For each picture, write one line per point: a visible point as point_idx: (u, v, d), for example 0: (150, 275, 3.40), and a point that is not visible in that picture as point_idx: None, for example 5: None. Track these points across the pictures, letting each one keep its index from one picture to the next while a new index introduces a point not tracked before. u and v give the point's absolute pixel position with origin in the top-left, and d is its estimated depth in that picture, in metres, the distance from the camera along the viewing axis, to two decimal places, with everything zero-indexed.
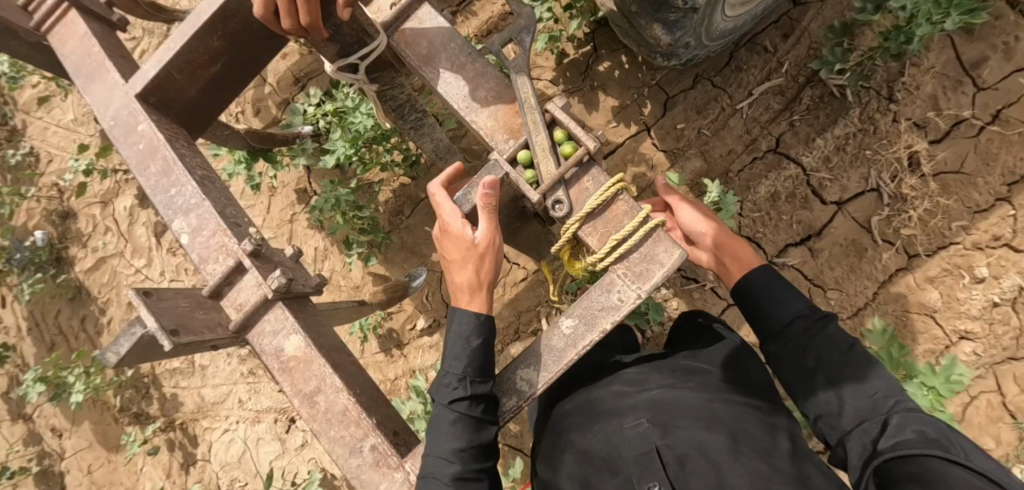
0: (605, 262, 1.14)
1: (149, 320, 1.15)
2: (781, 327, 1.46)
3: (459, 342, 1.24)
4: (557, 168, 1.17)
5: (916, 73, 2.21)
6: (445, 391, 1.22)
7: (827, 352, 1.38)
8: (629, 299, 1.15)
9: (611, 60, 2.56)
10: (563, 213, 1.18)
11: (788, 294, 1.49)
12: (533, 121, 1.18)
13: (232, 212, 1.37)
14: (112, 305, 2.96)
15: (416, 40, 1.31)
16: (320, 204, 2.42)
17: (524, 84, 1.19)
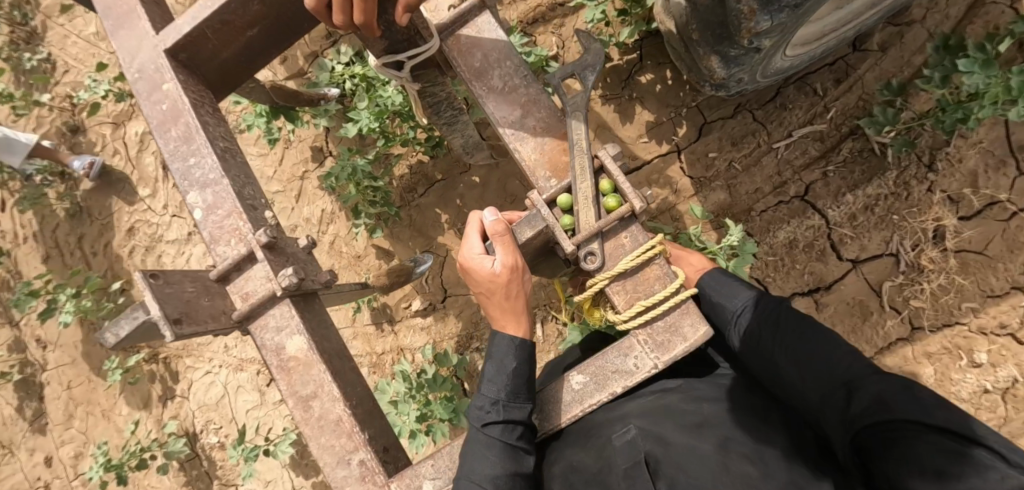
0: (629, 325, 1.22)
1: (154, 306, 1.13)
2: (737, 317, 1.44)
3: (495, 368, 1.28)
4: (596, 219, 1.23)
5: (962, 145, 2.15)
6: (479, 415, 1.25)
7: (783, 331, 1.31)
8: (645, 366, 1.21)
9: (655, 73, 2.49)
10: (594, 265, 1.24)
11: (740, 288, 1.49)
12: (581, 167, 1.24)
13: (251, 193, 1.33)
14: (112, 229, 2.97)
15: (472, 50, 1.35)
16: (336, 172, 2.38)
17: (578, 125, 1.25)
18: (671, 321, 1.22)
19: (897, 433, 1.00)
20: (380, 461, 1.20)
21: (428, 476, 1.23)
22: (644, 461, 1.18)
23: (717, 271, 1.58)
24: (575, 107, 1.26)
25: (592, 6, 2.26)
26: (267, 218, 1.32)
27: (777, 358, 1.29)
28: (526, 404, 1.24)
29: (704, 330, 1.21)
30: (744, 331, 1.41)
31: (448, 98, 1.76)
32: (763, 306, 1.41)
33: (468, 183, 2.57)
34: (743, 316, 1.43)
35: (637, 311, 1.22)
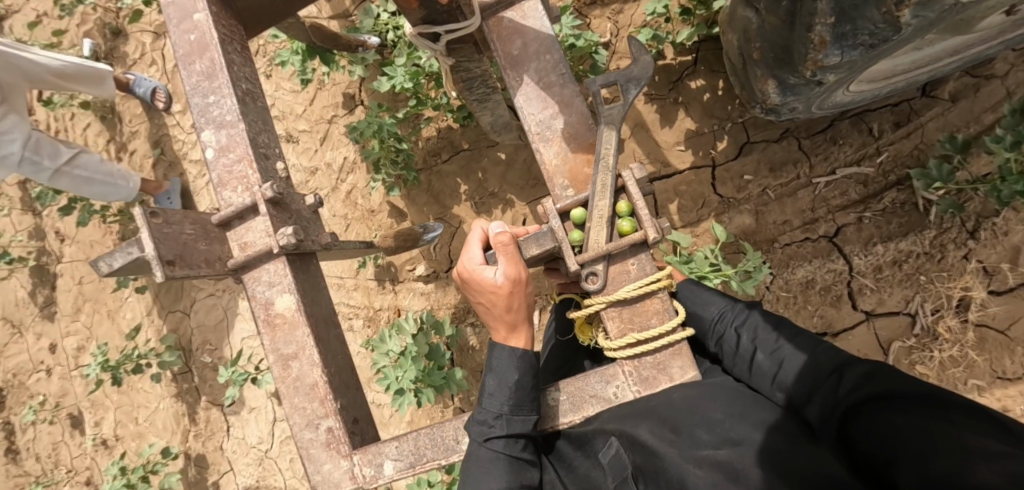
0: (620, 354, 1.23)
1: (148, 246, 1.14)
2: (716, 323, 1.43)
3: (496, 381, 1.22)
4: (606, 241, 1.18)
5: (1012, 218, 2.02)
6: (479, 430, 1.19)
7: (762, 332, 1.32)
8: (624, 397, 1.24)
9: (707, 80, 2.37)
10: (594, 286, 1.20)
11: (711, 298, 1.49)
12: (602, 185, 1.18)
13: (265, 141, 1.30)
14: (138, 138, 3.07)
15: (512, 36, 1.31)
16: (361, 125, 2.34)
17: (609, 138, 1.19)
18: (660, 359, 1.23)
19: (884, 405, 0.96)
20: (348, 432, 1.21)
21: (391, 456, 1.21)
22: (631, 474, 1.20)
23: (691, 281, 1.57)
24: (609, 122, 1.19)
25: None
26: (277, 170, 1.30)
27: (761, 354, 1.28)
28: (529, 417, 1.20)
29: (691, 374, 1.23)
30: (725, 335, 1.39)
31: (483, 75, 1.71)
32: (743, 311, 1.41)
33: (494, 159, 2.52)
34: (724, 320, 1.42)
35: (629, 343, 1.21)
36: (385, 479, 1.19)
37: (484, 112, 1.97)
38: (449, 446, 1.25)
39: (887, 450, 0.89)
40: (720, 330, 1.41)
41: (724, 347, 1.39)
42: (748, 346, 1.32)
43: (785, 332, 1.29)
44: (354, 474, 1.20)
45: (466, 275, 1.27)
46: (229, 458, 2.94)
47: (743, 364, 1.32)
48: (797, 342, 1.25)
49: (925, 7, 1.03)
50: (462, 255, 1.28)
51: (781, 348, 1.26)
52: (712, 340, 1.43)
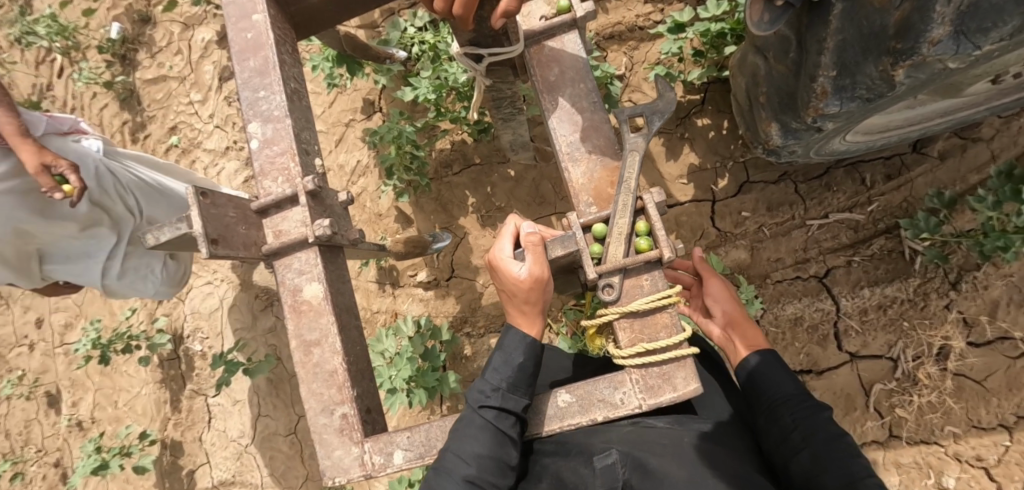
0: (626, 363, 1.17)
1: (196, 224, 1.14)
2: (775, 402, 1.37)
3: (502, 356, 1.22)
4: (623, 256, 1.19)
5: (991, 273, 2.14)
6: (476, 396, 1.20)
7: (816, 433, 1.27)
8: (629, 404, 1.16)
9: (712, 119, 2.48)
10: (610, 297, 1.20)
11: (782, 377, 1.41)
12: (624, 204, 1.20)
13: (307, 137, 1.29)
14: (154, 123, 3.14)
15: (549, 64, 1.38)
16: (381, 130, 2.42)
17: (632, 162, 1.22)
18: (665, 370, 1.16)
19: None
20: (362, 419, 1.16)
21: (401, 445, 1.16)
22: (620, 487, 1.25)
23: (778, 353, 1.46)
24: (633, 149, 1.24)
25: (671, 38, 2.19)
26: (317, 166, 1.28)
27: (807, 455, 1.24)
28: (525, 393, 1.19)
29: (695, 385, 1.14)
30: (776, 418, 1.35)
31: (511, 97, 1.79)
32: (811, 404, 1.33)
33: (503, 176, 2.61)
34: (781, 402, 1.36)
35: (638, 351, 1.16)
36: (394, 468, 1.14)
37: (505, 130, 2.06)
38: None
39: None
40: (773, 410, 1.37)
41: (769, 429, 1.36)
42: (796, 439, 1.28)
43: (841, 444, 1.24)
44: (363, 461, 1.14)
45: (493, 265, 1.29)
46: (207, 450, 2.93)
47: (785, 453, 1.30)
48: (846, 461, 1.20)
49: (917, 69, 1.19)
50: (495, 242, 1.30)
51: (830, 457, 1.22)
52: (762, 415, 1.39)
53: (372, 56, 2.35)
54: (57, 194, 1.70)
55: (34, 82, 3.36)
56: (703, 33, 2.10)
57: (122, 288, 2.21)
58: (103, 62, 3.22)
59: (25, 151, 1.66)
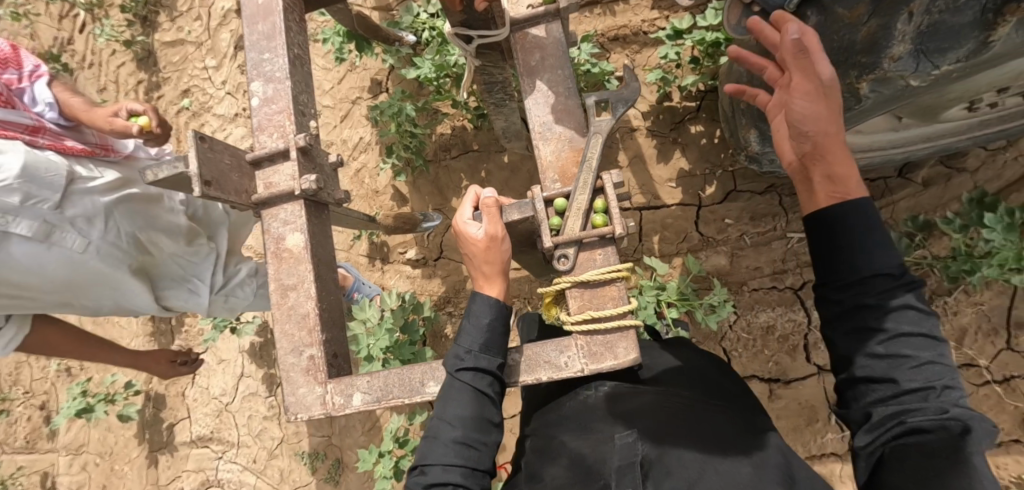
0: (572, 329, 1.20)
1: (192, 163, 1.17)
2: (851, 278, 1.09)
3: (470, 321, 1.22)
4: (580, 229, 1.21)
5: (962, 299, 2.25)
6: (451, 360, 1.21)
7: (897, 321, 1.06)
8: (573, 367, 1.20)
9: (706, 127, 2.51)
10: (564, 267, 1.22)
11: (879, 241, 1.08)
12: (584, 182, 1.21)
13: (305, 100, 1.34)
14: (168, 85, 3.24)
15: (531, 49, 1.36)
16: (382, 107, 2.50)
17: (596, 145, 1.24)
18: (609, 339, 1.19)
19: (944, 461, 0.95)
20: (328, 362, 1.23)
21: (361, 389, 1.22)
22: (639, 463, 1.13)
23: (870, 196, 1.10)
24: (597, 132, 1.24)
25: (669, 44, 2.26)
26: (311, 128, 1.33)
27: (880, 346, 1.07)
28: (496, 352, 1.20)
29: (635, 356, 1.17)
30: (853, 300, 1.09)
31: (503, 82, 1.86)
32: (904, 286, 1.07)
33: (500, 163, 2.67)
34: (865, 279, 1.07)
35: (585, 318, 1.18)
36: (352, 409, 1.20)
37: (499, 117, 2.13)
38: (415, 387, 1.23)
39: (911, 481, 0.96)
40: (851, 288, 1.09)
41: (841, 303, 1.10)
42: (873, 326, 1.07)
43: (919, 334, 1.06)
44: (325, 401, 1.22)
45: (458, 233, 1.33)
46: (189, 406, 3.02)
47: (849, 338, 1.11)
48: (922, 354, 1.04)
49: (881, 84, 1.26)
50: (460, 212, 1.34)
51: (904, 354, 1.05)
52: (831, 287, 1.12)
53: (381, 36, 2.43)
54: (135, 127, 1.64)
55: (55, 36, 3.45)
56: (699, 41, 2.17)
57: (222, 303, 2.13)
58: (123, 22, 3.31)
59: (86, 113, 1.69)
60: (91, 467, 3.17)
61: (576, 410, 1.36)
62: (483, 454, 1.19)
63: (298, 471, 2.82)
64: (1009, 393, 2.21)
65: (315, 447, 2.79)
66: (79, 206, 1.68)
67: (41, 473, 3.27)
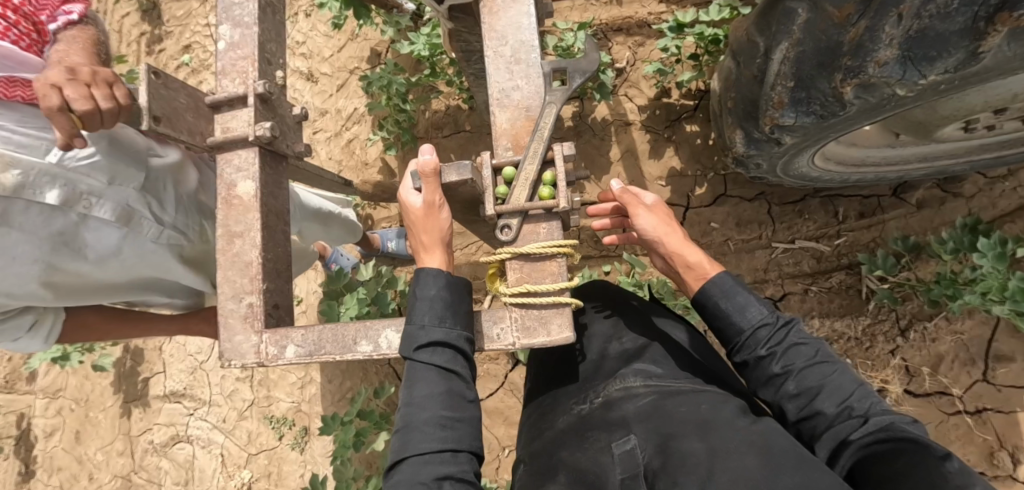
0: (507, 300, 1.16)
1: (142, 97, 1.12)
2: (740, 339, 1.38)
3: (414, 298, 1.17)
4: (525, 200, 1.16)
5: (942, 326, 2.21)
6: (404, 345, 1.16)
7: (794, 359, 1.31)
8: (503, 340, 1.18)
9: (701, 127, 2.47)
10: (506, 238, 1.17)
11: (746, 302, 1.40)
12: (534, 151, 1.17)
13: (272, 50, 1.33)
14: (170, 39, 3.22)
15: (499, 11, 1.26)
16: (373, 77, 2.47)
17: (548, 114, 1.18)
18: (544, 314, 1.15)
19: (904, 455, 1.06)
20: (267, 311, 1.22)
21: (295, 341, 1.20)
22: (642, 473, 1.15)
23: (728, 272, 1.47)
24: (551, 101, 1.18)
25: (669, 37, 2.19)
26: (276, 77, 1.33)
27: (792, 386, 1.29)
28: (449, 323, 1.16)
29: (567, 333, 1.14)
30: (755, 356, 1.35)
31: (481, 52, 1.82)
32: (783, 329, 1.36)
33: (490, 146, 2.65)
34: (753, 335, 1.36)
35: (519, 291, 1.15)
36: (285, 361, 1.19)
37: (479, 88, 2.12)
38: (346, 344, 1.20)
39: (886, 477, 1.05)
40: (750, 346, 1.36)
41: (750, 363, 1.37)
42: (780, 372, 1.31)
43: (816, 366, 1.30)
44: (259, 350, 1.20)
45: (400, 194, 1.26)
46: (165, 361, 3.05)
47: (771, 389, 1.33)
48: (826, 380, 1.27)
49: (867, 89, 1.21)
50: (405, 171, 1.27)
51: (812, 386, 1.27)
52: (738, 352, 1.39)
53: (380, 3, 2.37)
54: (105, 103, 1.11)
55: None
56: (698, 36, 2.13)
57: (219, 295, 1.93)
58: None
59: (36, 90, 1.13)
60: (66, 413, 3.20)
61: (571, 423, 1.40)
62: (461, 433, 1.15)
63: (265, 434, 2.83)
64: (978, 425, 2.19)
65: (284, 413, 2.80)
66: (167, 190, 1.46)
67: (17, 414, 3.29)
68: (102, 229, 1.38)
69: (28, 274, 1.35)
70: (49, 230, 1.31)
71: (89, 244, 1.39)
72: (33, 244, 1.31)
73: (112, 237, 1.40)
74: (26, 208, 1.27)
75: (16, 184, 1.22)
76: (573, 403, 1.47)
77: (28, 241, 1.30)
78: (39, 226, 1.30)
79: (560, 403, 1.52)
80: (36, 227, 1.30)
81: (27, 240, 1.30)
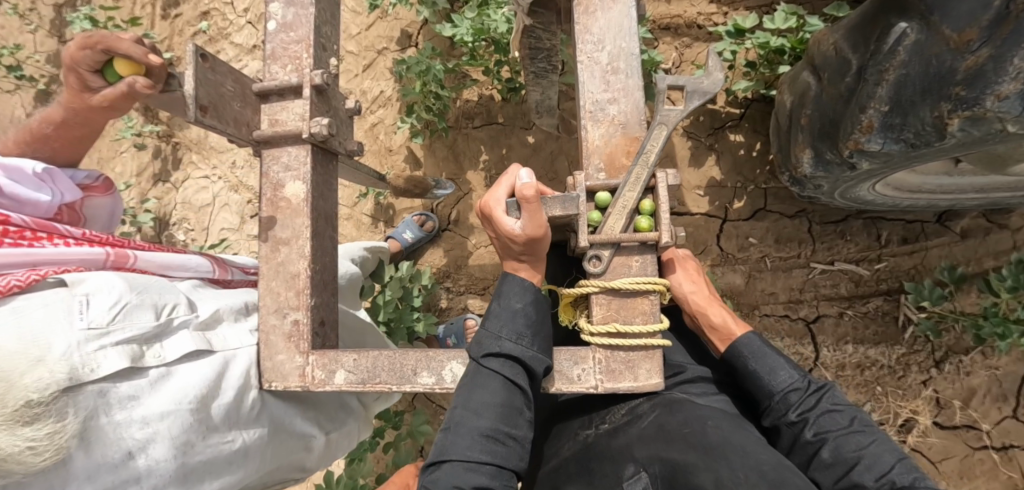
0: (594, 341, 1.12)
1: (187, 84, 1.10)
2: (769, 399, 1.32)
3: (499, 304, 1.14)
4: (620, 230, 1.10)
5: (977, 361, 2.16)
6: (475, 349, 1.12)
7: (829, 425, 1.24)
8: (585, 382, 1.14)
9: (746, 139, 2.38)
10: (595, 270, 1.11)
11: (779, 362, 1.36)
12: (635, 177, 1.10)
13: (327, 34, 1.29)
14: (187, 4, 3.06)
15: (597, 15, 1.20)
16: (410, 63, 2.33)
17: (657, 138, 1.09)
18: (631, 358, 1.12)
19: None
20: (312, 330, 1.21)
21: (345, 366, 1.19)
22: None
23: (756, 332, 1.44)
24: (662, 122, 1.10)
25: (727, 41, 2.10)
26: (330, 65, 1.29)
27: (827, 452, 1.20)
28: (526, 341, 1.11)
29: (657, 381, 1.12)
30: (787, 420, 1.28)
31: (549, 49, 1.76)
32: (816, 395, 1.29)
33: (522, 142, 2.55)
34: (783, 397, 1.30)
35: (609, 331, 1.11)
36: (333, 385, 1.19)
37: (535, 87, 2.03)
38: (405, 372, 1.18)
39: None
40: (780, 409, 1.30)
41: (782, 428, 1.29)
42: (812, 439, 1.23)
43: (853, 435, 1.21)
44: (304, 372, 1.20)
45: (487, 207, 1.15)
46: None
47: (801, 456, 1.24)
48: (866, 451, 1.17)
49: (974, 123, 1.11)
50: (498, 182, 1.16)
51: (851, 456, 1.17)
52: (767, 416, 1.32)
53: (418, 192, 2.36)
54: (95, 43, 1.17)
55: None
56: (762, 45, 2.02)
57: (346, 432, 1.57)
58: None
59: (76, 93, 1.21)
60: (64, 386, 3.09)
61: (576, 451, 1.30)
62: (510, 451, 1.09)
63: None
64: (1004, 462, 2.15)
65: None
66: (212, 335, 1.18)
67: None
68: (192, 369, 1.09)
69: (165, 479, 1.00)
70: (144, 393, 1.00)
71: (203, 391, 1.07)
72: (145, 425, 0.98)
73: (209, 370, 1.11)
74: (101, 391, 0.94)
75: (71, 367, 0.91)
76: (577, 429, 1.37)
77: (136, 424, 0.97)
78: (137, 401, 0.99)
79: (563, 431, 1.41)
80: (129, 406, 0.97)
81: (135, 425, 0.97)
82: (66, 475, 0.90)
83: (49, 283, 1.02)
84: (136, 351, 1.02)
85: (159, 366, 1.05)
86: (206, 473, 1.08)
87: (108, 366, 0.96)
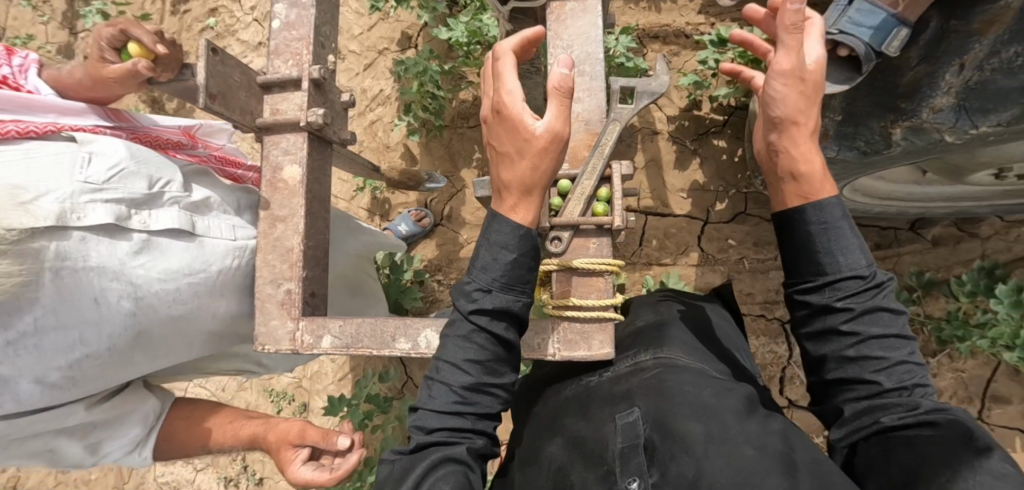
0: (552, 312, 1.20)
1: (200, 74, 1.19)
2: (821, 283, 1.10)
3: (483, 268, 1.13)
4: (579, 215, 1.21)
5: (944, 365, 2.24)
6: (463, 301, 1.13)
7: (868, 328, 1.07)
8: (545, 350, 1.20)
9: (730, 143, 2.47)
10: (555, 249, 1.22)
11: (854, 248, 1.09)
12: (593, 167, 1.22)
13: (326, 33, 1.39)
14: (195, 1, 3.17)
15: (568, 25, 1.29)
16: (408, 62, 2.45)
17: (612, 132, 1.23)
18: (586, 329, 1.20)
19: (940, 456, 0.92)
20: (304, 299, 1.30)
21: (331, 332, 1.28)
22: (641, 446, 1.05)
23: (839, 198, 1.12)
24: (615, 120, 1.24)
25: (711, 49, 2.22)
26: (328, 61, 1.39)
27: (852, 349, 1.07)
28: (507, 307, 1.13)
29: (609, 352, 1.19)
30: (826, 304, 1.09)
31: (531, 53, 1.85)
32: (873, 290, 1.08)
33: None
34: (834, 282, 1.09)
35: (565, 304, 1.19)
36: (320, 350, 1.28)
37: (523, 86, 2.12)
38: (384, 339, 1.27)
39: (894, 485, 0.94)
40: (826, 292, 1.10)
41: (811, 309, 1.12)
42: (846, 333, 1.07)
43: (890, 338, 1.07)
44: (294, 338, 1.29)
45: (498, 106, 1.07)
46: None
47: (825, 342, 1.11)
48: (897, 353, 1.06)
49: (917, 133, 1.24)
50: (503, 75, 1.07)
51: (876, 356, 1.05)
52: (801, 289, 1.13)
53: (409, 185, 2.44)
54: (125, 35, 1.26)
55: None
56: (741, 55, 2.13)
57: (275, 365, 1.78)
58: None
59: (88, 68, 1.24)
60: None
61: (578, 393, 1.29)
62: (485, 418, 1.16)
63: (264, 406, 2.83)
64: None
65: (284, 387, 2.80)
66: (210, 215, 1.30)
67: None
68: (172, 245, 1.20)
69: (121, 324, 1.14)
70: (123, 254, 1.12)
71: (174, 266, 1.19)
72: (117, 277, 1.11)
73: (188, 251, 1.22)
74: (83, 240, 1.08)
75: (59, 211, 1.04)
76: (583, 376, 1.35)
77: (110, 276, 1.10)
78: (111, 253, 1.11)
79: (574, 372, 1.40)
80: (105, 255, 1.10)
81: (109, 275, 1.10)
82: (37, 296, 1.03)
83: (62, 136, 1.17)
84: (122, 212, 1.13)
85: (141, 232, 1.16)
86: (155, 332, 1.21)
87: (93, 219, 1.08)
